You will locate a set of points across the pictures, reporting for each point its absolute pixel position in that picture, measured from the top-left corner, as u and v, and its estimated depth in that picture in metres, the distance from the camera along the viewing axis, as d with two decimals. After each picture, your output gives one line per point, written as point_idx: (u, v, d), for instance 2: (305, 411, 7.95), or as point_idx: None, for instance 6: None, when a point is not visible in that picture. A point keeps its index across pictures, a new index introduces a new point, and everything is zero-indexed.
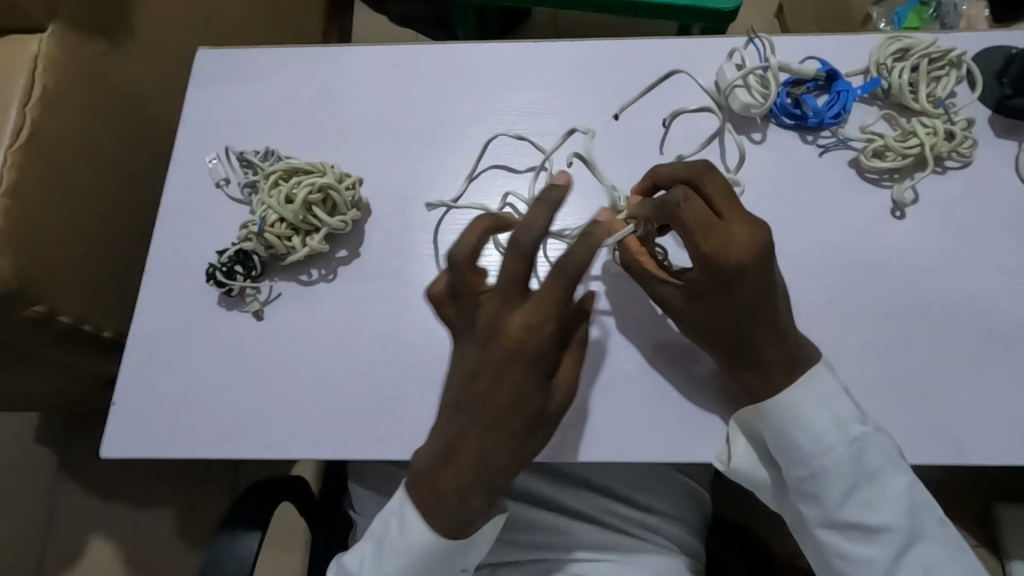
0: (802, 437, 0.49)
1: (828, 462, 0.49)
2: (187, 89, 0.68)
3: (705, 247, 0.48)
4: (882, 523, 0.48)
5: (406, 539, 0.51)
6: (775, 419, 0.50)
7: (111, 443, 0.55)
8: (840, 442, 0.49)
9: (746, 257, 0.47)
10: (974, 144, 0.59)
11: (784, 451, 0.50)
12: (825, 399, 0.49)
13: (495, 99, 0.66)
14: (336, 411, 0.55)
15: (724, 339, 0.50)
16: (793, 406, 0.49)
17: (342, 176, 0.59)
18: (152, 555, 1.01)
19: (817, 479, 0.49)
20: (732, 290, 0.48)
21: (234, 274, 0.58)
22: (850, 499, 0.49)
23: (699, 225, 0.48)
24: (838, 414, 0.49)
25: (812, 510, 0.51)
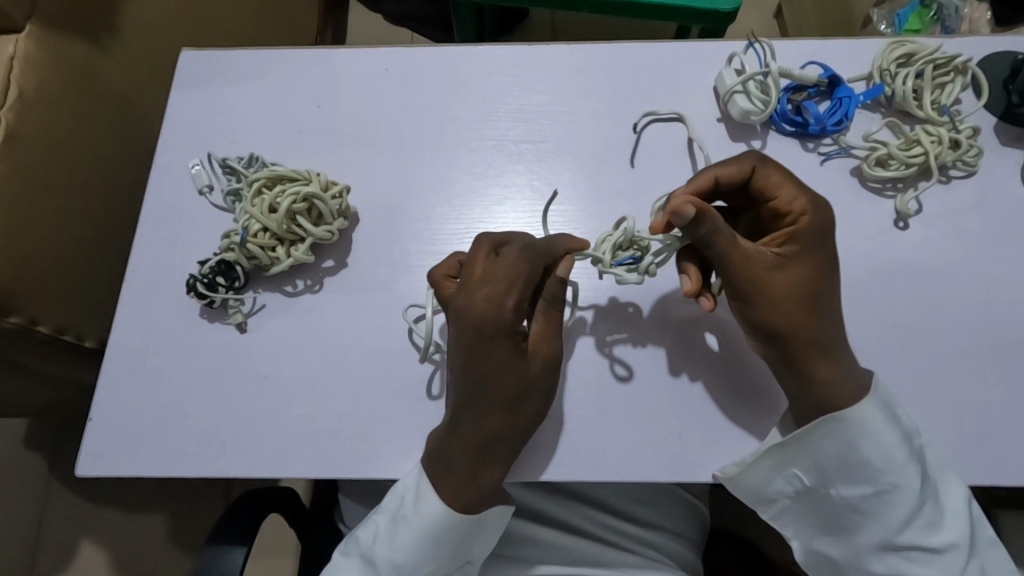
0: (871, 454, 0.48)
1: (895, 478, 0.48)
2: (170, 93, 0.66)
3: (801, 203, 0.50)
4: (945, 544, 0.48)
5: (422, 513, 0.51)
6: (841, 432, 0.48)
7: (88, 459, 0.53)
8: (908, 459, 0.48)
9: (824, 212, 0.50)
10: (980, 153, 0.57)
11: (846, 467, 0.49)
12: (890, 413, 0.48)
13: (490, 104, 0.64)
14: (323, 428, 0.53)
15: (815, 304, 0.49)
16: (859, 420, 0.48)
17: (328, 184, 0.57)
18: (141, 563, 1.00)
19: (883, 497, 0.48)
20: (823, 254, 0.49)
21: (215, 286, 0.55)
22: (913, 519, 0.48)
23: (791, 188, 0.50)
24: (903, 426, 0.48)
25: (871, 530, 0.50)
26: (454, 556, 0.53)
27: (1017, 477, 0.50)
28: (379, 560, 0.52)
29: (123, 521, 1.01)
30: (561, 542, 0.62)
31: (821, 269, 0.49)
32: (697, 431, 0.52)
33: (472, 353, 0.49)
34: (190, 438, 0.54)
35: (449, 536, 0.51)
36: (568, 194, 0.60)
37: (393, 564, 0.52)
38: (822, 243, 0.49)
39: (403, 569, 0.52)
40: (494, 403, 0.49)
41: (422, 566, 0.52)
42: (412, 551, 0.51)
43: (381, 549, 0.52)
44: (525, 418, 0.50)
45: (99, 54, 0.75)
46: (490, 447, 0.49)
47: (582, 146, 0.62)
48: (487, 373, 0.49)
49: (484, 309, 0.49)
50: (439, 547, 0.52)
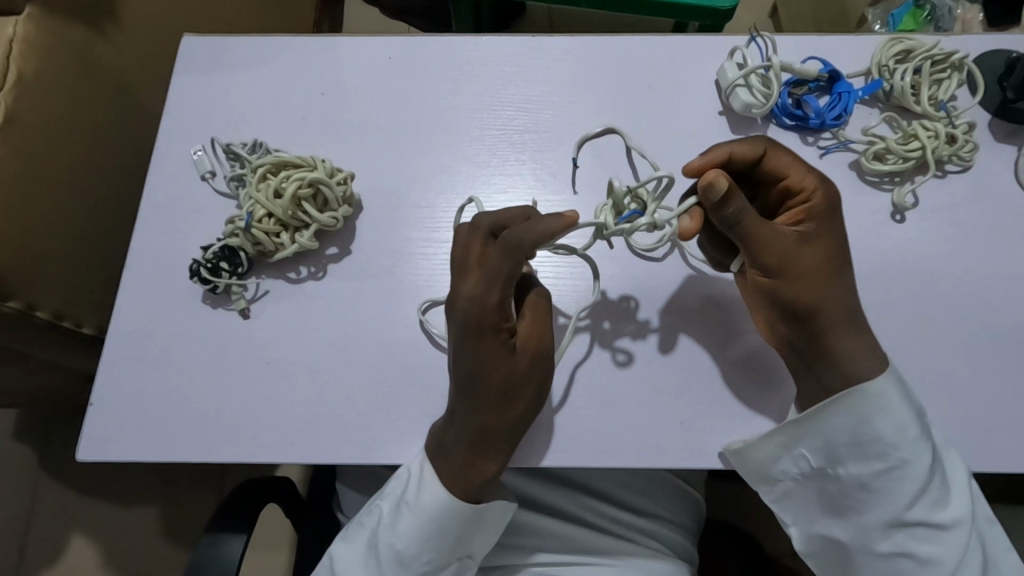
0: (883, 430, 0.48)
1: (907, 455, 0.48)
2: (172, 78, 0.65)
3: (811, 180, 0.52)
4: (950, 519, 0.49)
5: (426, 502, 0.51)
6: (855, 408, 0.49)
7: (88, 444, 0.53)
8: (920, 436, 0.48)
9: (832, 190, 0.52)
10: (975, 148, 0.58)
11: (857, 444, 0.49)
12: (903, 391, 0.49)
13: (494, 93, 0.64)
14: (327, 414, 0.54)
15: (835, 277, 0.50)
16: (876, 397, 0.48)
17: (334, 171, 0.57)
18: (134, 555, 0.99)
19: (893, 473, 0.49)
20: (837, 225, 0.51)
21: (219, 271, 0.56)
22: (922, 496, 0.49)
23: (799, 167, 0.52)
24: (914, 404, 0.49)
25: (878, 507, 0.50)
26: (454, 549, 0.53)
27: (1009, 464, 0.51)
28: (381, 545, 0.52)
29: (116, 511, 1.00)
30: (563, 531, 0.62)
31: (838, 240, 0.51)
32: (699, 418, 0.52)
33: (460, 349, 0.49)
34: (193, 422, 0.54)
35: (455, 525, 0.52)
36: (570, 184, 0.60)
37: (394, 551, 0.52)
38: (835, 220, 0.51)
39: (403, 558, 0.52)
40: (484, 396, 0.49)
41: (422, 556, 0.52)
42: (416, 539, 0.52)
43: (383, 534, 0.53)
44: (515, 410, 0.50)
45: (99, 39, 0.74)
46: (488, 437, 0.50)
47: (585, 137, 0.62)
48: (475, 369, 0.49)
49: (469, 306, 0.48)
50: (440, 539, 0.52)
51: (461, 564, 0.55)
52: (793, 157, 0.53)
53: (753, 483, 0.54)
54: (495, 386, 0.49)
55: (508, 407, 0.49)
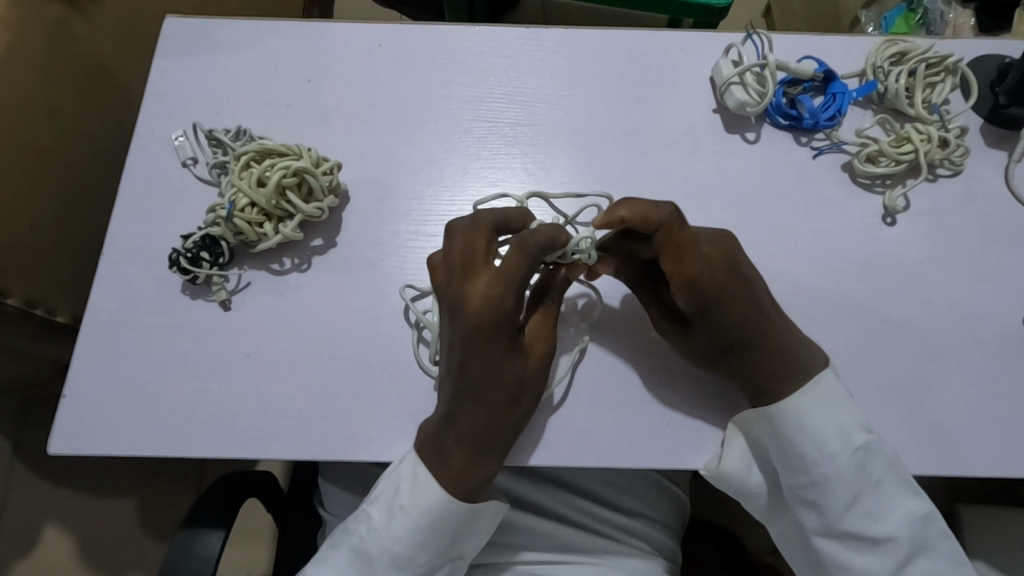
0: (805, 445, 0.49)
1: (831, 471, 0.49)
2: (154, 60, 0.63)
3: (685, 270, 0.48)
4: (884, 534, 0.48)
5: (421, 502, 0.50)
6: (779, 427, 0.50)
7: (59, 437, 0.51)
8: (843, 451, 0.48)
9: (723, 273, 0.49)
10: (966, 152, 0.58)
11: (784, 458, 0.50)
12: (828, 408, 0.49)
13: (486, 84, 0.63)
14: (309, 410, 0.52)
15: (731, 355, 0.50)
16: (797, 413, 0.49)
17: (319, 160, 0.56)
18: (108, 547, 0.97)
19: (819, 487, 0.49)
20: (722, 307, 0.49)
21: (199, 261, 0.54)
22: (852, 508, 0.49)
23: (676, 254, 0.49)
24: (841, 421, 0.49)
25: (810, 517, 0.51)
26: (448, 549, 0.52)
27: (989, 468, 0.51)
28: (374, 551, 0.51)
29: (92, 504, 0.98)
30: (550, 530, 0.62)
31: (734, 316, 0.49)
32: (685, 419, 0.52)
33: (467, 354, 0.48)
34: (170, 416, 0.52)
35: (450, 525, 0.51)
36: (561, 180, 0.59)
37: (390, 556, 0.50)
38: (729, 301, 0.49)
39: (400, 562, 0.51)
40: (487, 397, 0.48)
41: (420, 558, 0.51)
42: (414, 541, 0.50)
43: (376, 539, 0.51)
44: (523, 406, 0.50)
45: (78, 16, 0.71)
46: (483, 439, 0.49)
47: (577, 132, 0.61)
48: (481, 373, 0.48)
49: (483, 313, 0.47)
50: (437, 539, 0.51)
51: (454, 565, 0.54)
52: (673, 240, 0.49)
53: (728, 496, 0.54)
54: (504, 380, 0.48)
55: (519, 401, 0.49)
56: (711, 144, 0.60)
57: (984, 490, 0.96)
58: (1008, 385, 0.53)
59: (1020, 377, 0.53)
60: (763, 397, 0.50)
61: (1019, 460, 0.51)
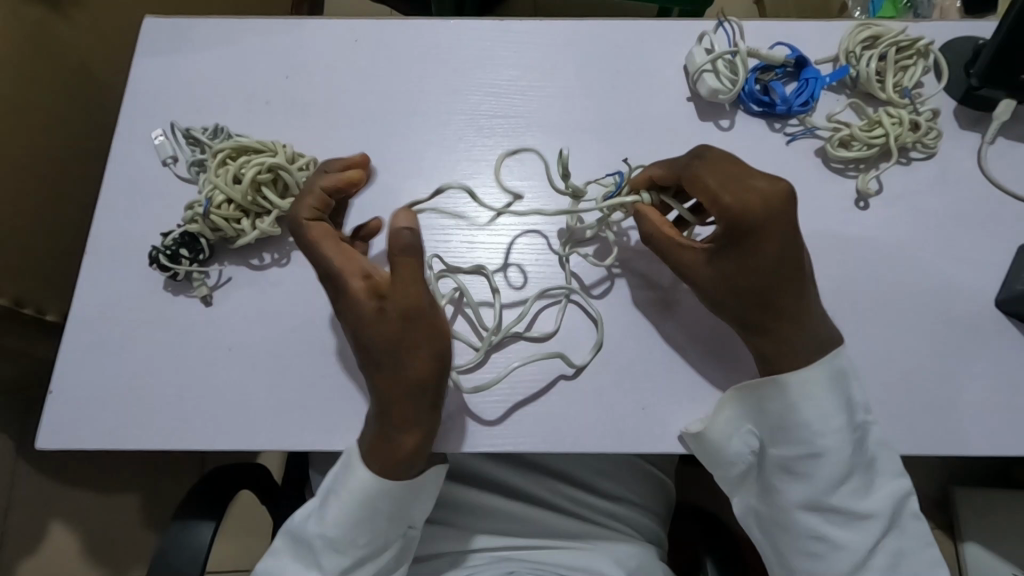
0: (811, 419, 0.49)
1: (830, 445, 0.49)
2: (134, 62, 0.64)
3: (727, 201, 0.47)
4: (866, 510, 0.49)
5: (349, 485, 0.50)
6: (785, 398, 0.49)
7: (45, 430, 0.53)
8: (844, 427, 0.49)
9: (767, 207, 0.46)
10: (939, 135, 0.59)
11: (785, 428, 0.50)
12: (839, 383, 0.49)
13: (464, 77, 0.63)
14: (288, 401, 0.53)
15: (759, 295, 0.49)
16: (809, 384, 0.49)
17: (295, 156, 0.57)
18: (108, 540, 0.99)
19: (815, 459, 0.49)
20: (761, 243, 0.47)
21: (179, 258, 0.55)
22: (841, 483, 0.49)
23: (717, 185, 0.47)
24: (848, 397, 0.49)
25: (796, 490, 0.50)
26: (392, 527, 0.52)
27: (962, 446, 0.52)
28: (312, 538, 0.51)
29: (92, 502, 1.00)
30: (529, 515, 0.63)
31: (774, 254, 0.48)
32: (657, 403, 0.53)
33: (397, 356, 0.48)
34: (154, 410, 0.53)
35: (378, 509, 0.50)
36: (538, 170, 0.60)
37: (325, 540, 0.50)
38: (767, 236, 0.47)
39: (338, 545, 0.50)
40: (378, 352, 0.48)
41: (360, 540, 0.51)
42: (344, 525, 0.50)
43: (314, 528, 0.51)
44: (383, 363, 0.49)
45: (58, 19, 0.71)
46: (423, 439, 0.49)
47: (553, 123, 0.62)
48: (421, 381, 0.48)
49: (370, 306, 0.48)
50: (373, 518, 0.51)
51: (405, 541, 0.54)
52: (719, 173, 0.48)
53: (707, 465, 0.54)
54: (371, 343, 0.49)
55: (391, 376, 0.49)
56: (687, 131, 0.61)
57: (978, 472, 0.95)
58: (979, 364, 0.53)
59: (992, 356, 0.54)
60: (767, 363, 0.51)
61: (989, 438, 0.52)
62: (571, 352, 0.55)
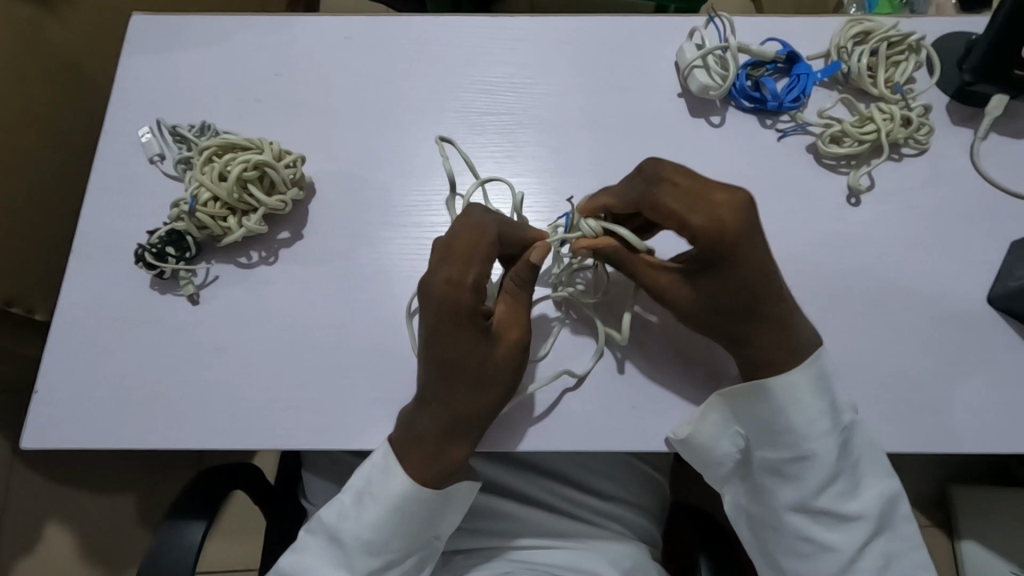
0: (797, 422, 0.49)
1: (817, 447, 0.49)
2: (122, 59, 0.64)
3: (697, 222, 0.46)
4: (855, 511, 0.49)
5: (386, 488, 0.51)
6: (771, 401, 0.49)
7: (31, 430, 0.52)
8: (832, 429, 0.49)
9: (738, 224, 0.46)
10: (931, 131, 0.58)
11: (772, 431, 0.50)
12: (823, 387, 0.49)
13: (453, 73, 0.63)
14: (275, 401, 0.53)
15: (742, 308, 0.49)
16: (794, 387, 0.49)
17: (282, 154, 0.56)
18: (103, 540, 0.99)
19: (802, 462, 0.49)
20: (738, 259, 0.47)
21: (165, 256, 0.54)
22: (829, 485, 0.49)
23: (682, 209, 0.47)
24: (834, 400, 0.49)
25: (785, 492, 0.50)
26: (418, 533, 0.52)
27: (954, 444, 0.51)
28: (345, 538, 0.51)
29: (86, 502, 1.00)
30: (521, 514, 0.63)
31: (743, 276, 0.48)
32: (646, 402, 0.53)
33: (433, 335, 0.49)
34: (142, 410, 0.53)
35: (409, 516, 0.51)
36: (526, 168, 0.59)
37: (360, 542, 0.51)
38: (742, 252, 0.47)
39: (371, 547, 0.51)
40: (461, 384, 0.49)
41: (391, 544, 0.51)
42: (378, 527, 0.51)
43: (345, 526, 0.51)
44: (485, 396, 0.50)
45: (47, 17, 0.71)
46: (460, 422, 0.50)
47: (542, 120, 0.61)
48: (446, 355, 0.49)
49: (447, 291, 0.47)
50: (404, 523, 0.51)
51: (429, 549, 0.54)
52: (680, 195, 0.47)
53: (696, 467, 0.53)
54: (447, 370, 0.49)
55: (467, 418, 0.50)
56: (678, 127, 0.60)
57: (976, 471, 0.95)
58: (970, 361, 0.53)
59: (985, 354, 0.53)
60: (754, 369, 0.50)
61: (979, 436, 0.51)
62: (572, 363, 0.54)
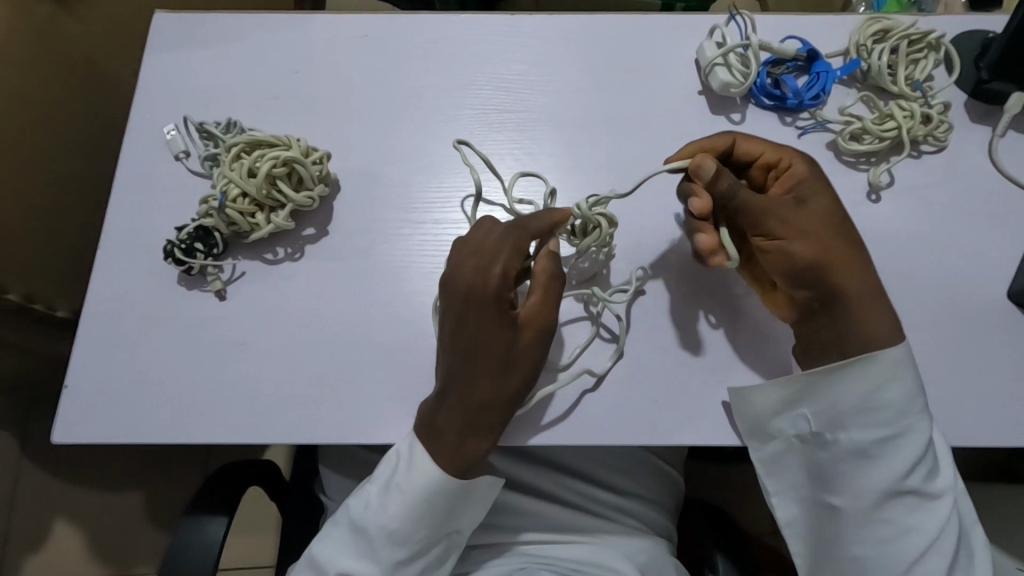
0: (883, 402, 0.50)
1: (904, 427, 0.49)
2: (145, 57, 0.64)
3: (787, 166, 0.54)
4: (936, 492, 0.50)
5: (412, 481, 0.51)
6: (862, 380, 0.50)
7: (60, 424, 0.53)
8: (916, 411, 0.49)
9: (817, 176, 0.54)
10: (950, 128, 0.59)
11: (860, 411, 0.50)
12: (909, 365, 0.50)
13: (475, 71, 0.64)
14: (303, 395, 0.53)
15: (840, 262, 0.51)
16: (885, 366, 0.50)
17: (309, 151, 0.57)
18: (117, 536, 0.99)
19: (888, 442, 0.50)
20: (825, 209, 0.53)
21: (193, 252, 0.55)
22: (915, 467, 0.49)
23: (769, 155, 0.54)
24: (918, 379, 0.50)
25: (870, 475, 0.50)
26: (443, 526, 0.53)
27: (977, 438, 0.52)
28: (371, 529, 0.52)
29: (99, 499, 1.00)
30: (541, 509, 0.63)
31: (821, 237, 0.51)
32: (672, 396, 0.53)
33: (460, 324, 0.50)
34: (170, 404, 0.53)
35: (434, 507, 0.51)
36: (549, 165, 0.60)
37: (386, 532, 0.51)
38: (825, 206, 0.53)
39: (397, 538, 0.51)
40: (486, 370, 0.50)
41: (416, 535, 0.52)
42: (404, 518, 0.51)
43: (371, 517, 0.52)
44: (509, 384, 0.50)
45: (66, 14, 0.71)
46: (482, 412, 0.50)
47: (563, 117, 0.62)
48: (474, 343, 0.50)
49: (472, 279, 0.50)
50: (429, 515, 0.52)
51: (451, 542, 0.55)
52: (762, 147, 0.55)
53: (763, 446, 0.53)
54: (473, 358, 0.50)
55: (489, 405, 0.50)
56: (699, 125, 0.61)
57: (982, 466, 0.96)
58: (990, 355, 0.54)
59: (1005, 349, 0.54)
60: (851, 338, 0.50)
61: (1002, 429, 0.52)
62: (591, 362, 0.54)
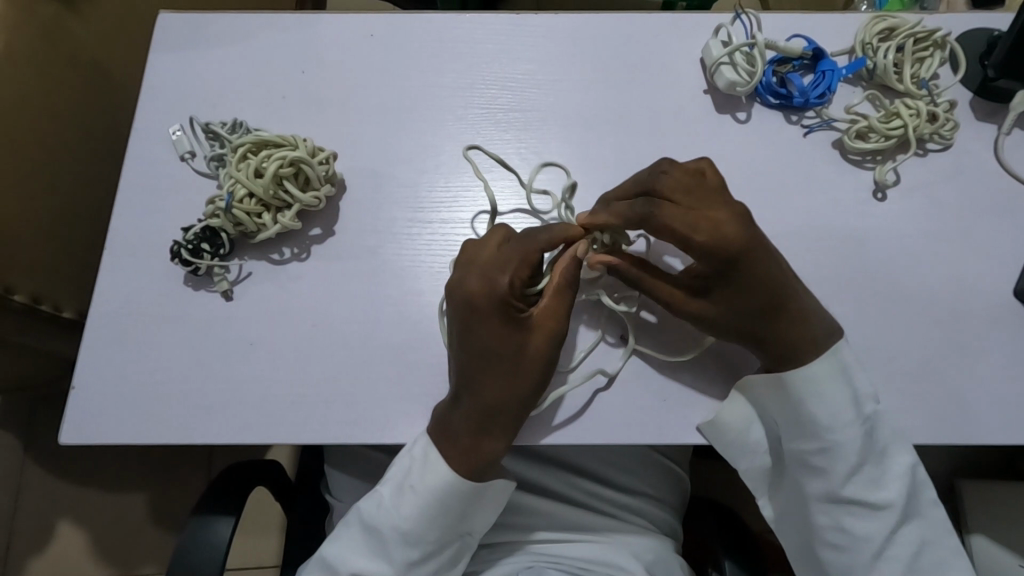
0: (819, 414, 0.50)
1: (841, 438, 0.50)
2: (150, 58, 0.64)
3: (720, 213, 0.49)
4: (884, 500, 0.50)
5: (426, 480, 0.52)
6: (795, 394, 0.51)
7: (68, 425, 0.53)
8: (854, 420, 0.50)
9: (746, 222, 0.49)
10: (956, 126, 0.59)
11: (799, 424, 0.51)
12: (843, 376, 0.50)
13: (480, 70, 0.63)
14: (311, 395, 0.53)
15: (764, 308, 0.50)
16: (815, 379, 0.50)
17: (315, 151, 0.57)
18: (121, 537, 0.99)
19: (829, 453, 0.50)
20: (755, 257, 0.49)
21: (200, 253, 0.55)
22: (857, 475, 0.50)
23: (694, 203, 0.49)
24: (856, 390, 0.50)
25: (815, 484, 0.52)
26: (454, 526, 0.53)
27: (984, 436, 0.52)
28: (383, 529, 0.52)
29: (104, 500, 1.00)
30: (549, 509, 0.63)
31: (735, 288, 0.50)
32: (681, 395, 0.53)
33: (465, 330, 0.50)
34: (177, 404, 0.53)
35: (447, 507, 0.52)
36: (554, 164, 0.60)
37: (399, 532, 0.52)
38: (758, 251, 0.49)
39: (409, 538, 0.52)
40: (494, 372, 0.50)
41: (428, 536, 0.52)
42: (417, 518, 0.52)
43: (383, 516, 0.52)
44: (518, 387, 0.50)
45: (69, 14, 0.71)
46: (493, 415, 0.50)
47: (568, 116, 0.62)
48: (481, 348, 0.50)
49: (479, 287, 0.50)
50: (441, 515, 0.52)
51: (462, 544, 0.54)
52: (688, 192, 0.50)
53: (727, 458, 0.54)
54: (480, 361, 0.50)
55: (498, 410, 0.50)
56: (705, 124, 0.61)
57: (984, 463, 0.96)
58: (997, 353, 0.54)
59: (1011, 347, 0.54)
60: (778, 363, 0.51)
61: (1009, 428, 0.52)
62: (604, 361, 0.54)
